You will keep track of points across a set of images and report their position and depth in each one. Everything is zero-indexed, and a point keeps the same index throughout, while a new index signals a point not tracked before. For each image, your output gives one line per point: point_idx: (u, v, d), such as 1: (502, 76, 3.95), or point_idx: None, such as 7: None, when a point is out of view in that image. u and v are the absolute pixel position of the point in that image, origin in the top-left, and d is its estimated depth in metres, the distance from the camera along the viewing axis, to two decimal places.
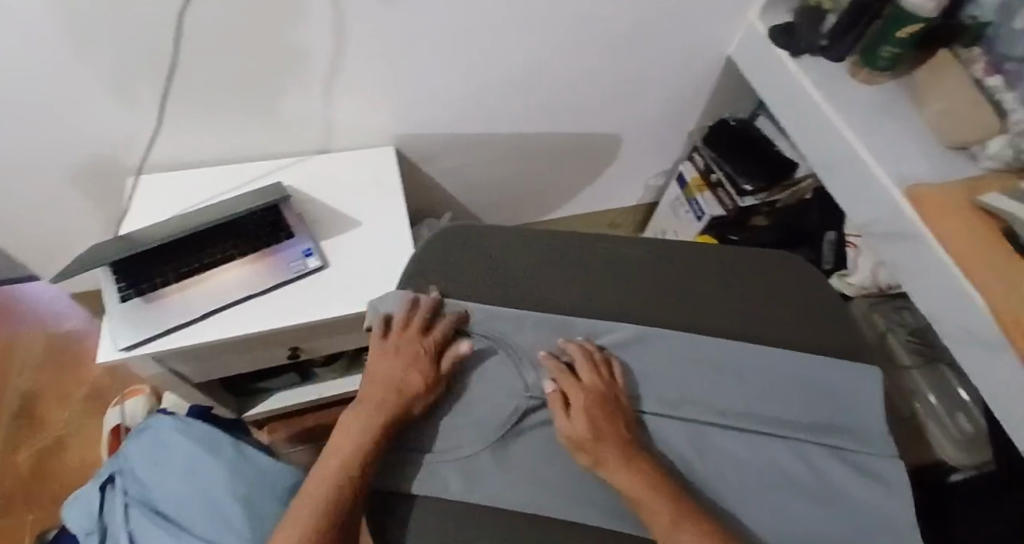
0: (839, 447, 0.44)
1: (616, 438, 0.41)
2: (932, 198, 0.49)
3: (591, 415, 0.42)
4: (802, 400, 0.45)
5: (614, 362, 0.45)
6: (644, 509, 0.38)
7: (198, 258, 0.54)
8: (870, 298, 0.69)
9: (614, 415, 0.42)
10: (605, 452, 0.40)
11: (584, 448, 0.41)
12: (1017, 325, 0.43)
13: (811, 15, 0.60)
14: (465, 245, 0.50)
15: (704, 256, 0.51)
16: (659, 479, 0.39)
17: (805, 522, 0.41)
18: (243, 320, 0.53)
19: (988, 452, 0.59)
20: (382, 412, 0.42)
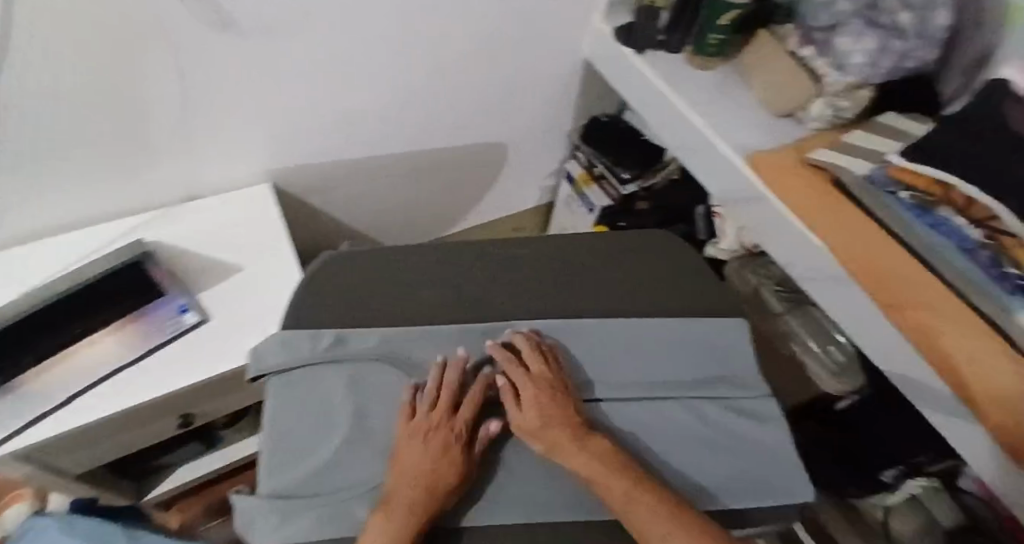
0: (731, 397, 0.42)
1: (565, 418, 0.37)
2: (767, 164, 0.56)
3: (540, 405, 0.38)
4: (688, 358, 0.43)
5: (558, 354, 0.42)
6: (599, 488, 0.35)
7: (57, 334, 0.48)
8: (739, 259, 0.75)
9: (560, 393, 0.39)
10: (554, 433, 0.37)
11: (533, 432, 0.37)
12: (853, 262, 0.50)
13: (647, 14, 0.65)
14: (342, 276, 0.46)
15: (592, 241, 0.50)
16: (614, 454, 0.36)
17: (731, 476, 0.39)
18: (117, 396, 0.47)
19: (862, 377, 0.68)
20: (417, 515, 0.33)
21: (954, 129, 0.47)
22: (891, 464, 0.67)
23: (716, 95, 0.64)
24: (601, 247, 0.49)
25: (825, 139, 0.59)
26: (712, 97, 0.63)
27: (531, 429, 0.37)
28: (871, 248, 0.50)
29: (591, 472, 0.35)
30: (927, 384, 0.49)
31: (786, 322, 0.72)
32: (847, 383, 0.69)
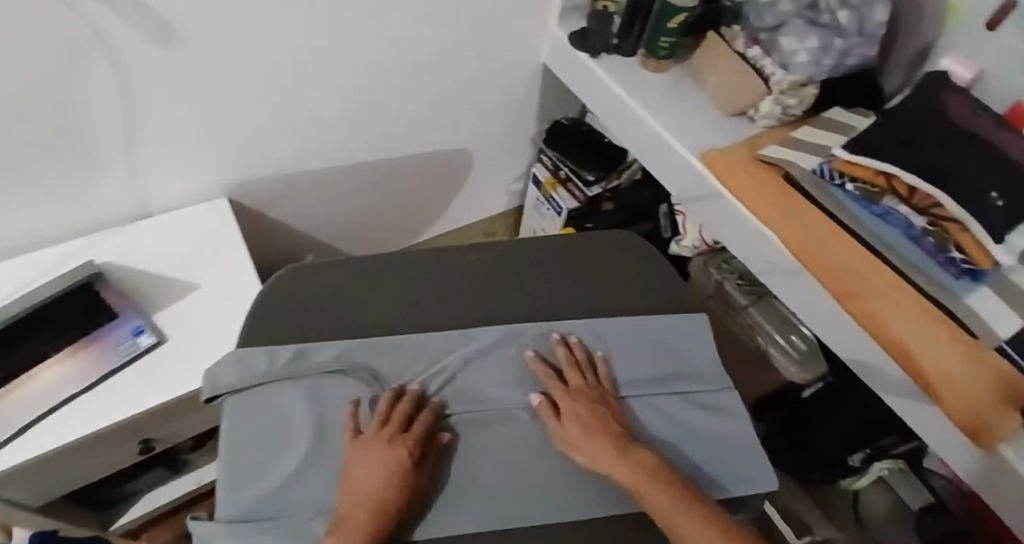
0: (693, 393, 0.69)
1: (606, 430, 0.61)
2: (719, 164, 0.82)
3: (578, 412, 0.62)
4: (663, 359, 0.70)
5: (601, 370, 0.68)
6: (634, 486, 0.57)
7: None
8: (702, 255, 1.05)
9: (600, 408, 0.63)
10: (598, 436, 0.60)
11: (583, 450, 0.60)
12: (805, 258, 0.72)
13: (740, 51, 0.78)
14: (427, 275, 0.74)
15: (609, 248, 0.80)
16: (643, 462, 0.58)
17: (681, 451, 0.64)
18: (302, 281, 0.72)
19: (822, 364, 0.95)
20: (399, 481, 0.56)
21: (933, 249, 0.67)
22: (857, 449, 0.95)
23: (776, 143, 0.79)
24: (612, 265, 0.78)
25: (771, 136, 0.89)
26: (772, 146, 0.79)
27: (572, 446, 0.61)
28: (859, 281, 0.69)
29: (627, 478, 0.57)
30: (884, 370, 0.69)
31: (751, 310, 1.01)
32: (808, 371, 0.97)
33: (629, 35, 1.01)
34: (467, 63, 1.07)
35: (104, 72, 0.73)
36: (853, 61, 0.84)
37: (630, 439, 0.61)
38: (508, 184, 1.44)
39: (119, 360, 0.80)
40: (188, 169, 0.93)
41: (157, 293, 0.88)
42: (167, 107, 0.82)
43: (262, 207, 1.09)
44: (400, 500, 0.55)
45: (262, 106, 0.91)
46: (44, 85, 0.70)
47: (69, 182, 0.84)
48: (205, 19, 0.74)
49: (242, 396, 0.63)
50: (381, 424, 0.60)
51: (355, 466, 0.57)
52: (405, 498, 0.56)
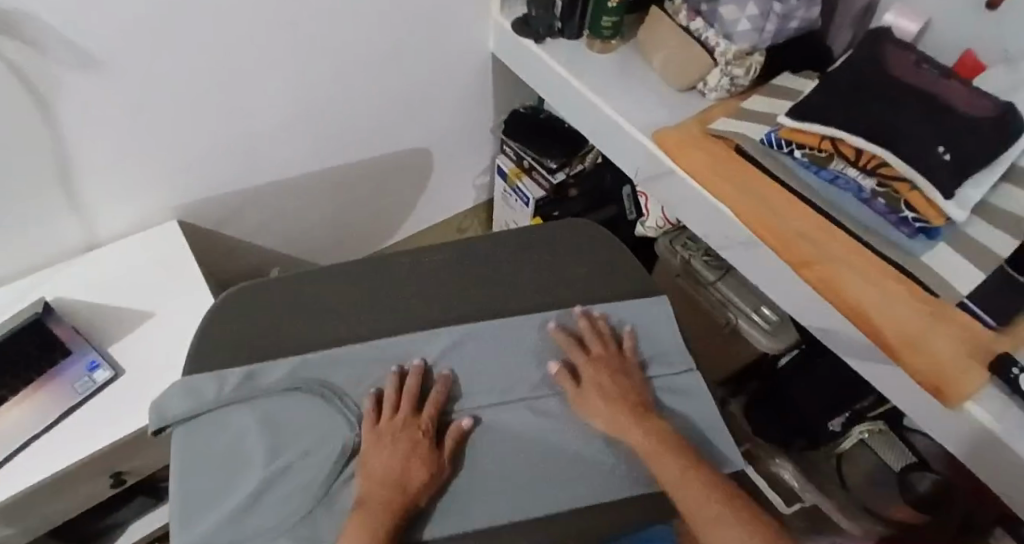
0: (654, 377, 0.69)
1: (626, 400, 0.64)
2: (671, 140, 0.80)
3: (599, 380, 0.65)
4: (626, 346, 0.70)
5: (625, 338, 0.70)
6: (650, 454, 0.60)
7: None
8: (667, 235, 1.04)
9: (620, 381, 0.66)
10: (614, 403, 0.64)
11: (601, 416, 0.63)
12: (761, 230, 0.71)
13: None
14: (384, 280, 0.72)
15: (570, 237, 0.77)
16: (661, 435, 0.61)
17: None
18: (255, 298, 0.69)
19: (794, 332, 0.93)
20: (422, 464, 0.58)
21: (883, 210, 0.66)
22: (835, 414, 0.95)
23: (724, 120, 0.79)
24: (574, 252, 0.76)
25: (725, 105, 0.88)
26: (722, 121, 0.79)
27: (589, 413, 0.64)
28: (814, 248, 0.68)
29: (641, 444, 0.61)
30: (847, 336, 0.68)
31: (720, 286, 1.00)
32: (780, 341, 0.94)
33: (572, 17, 0.98)
34: (411, 59, 1.04)
35: (20, 105, 0.69)
36: (795, 24, 0.82)
37: (647, 411, 0.64)
38: (474, 178, 1.41)
39: (78, 397, 0.77)
40: (132, 196, 0.90)
41: (112, 325, 0.85)
42: (98, 136, 0.79)
43: (217, 226, 1.06)
44: (423, 477, 0.58)
45: (200, 125, 0.88)
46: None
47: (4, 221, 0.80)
48: (120, 40, 0.71)
49: (191, 424, 0.61)
50: (393, 412, 0.62)
51: (371, 451, 0.59)
52: (429, 472, 0.58)
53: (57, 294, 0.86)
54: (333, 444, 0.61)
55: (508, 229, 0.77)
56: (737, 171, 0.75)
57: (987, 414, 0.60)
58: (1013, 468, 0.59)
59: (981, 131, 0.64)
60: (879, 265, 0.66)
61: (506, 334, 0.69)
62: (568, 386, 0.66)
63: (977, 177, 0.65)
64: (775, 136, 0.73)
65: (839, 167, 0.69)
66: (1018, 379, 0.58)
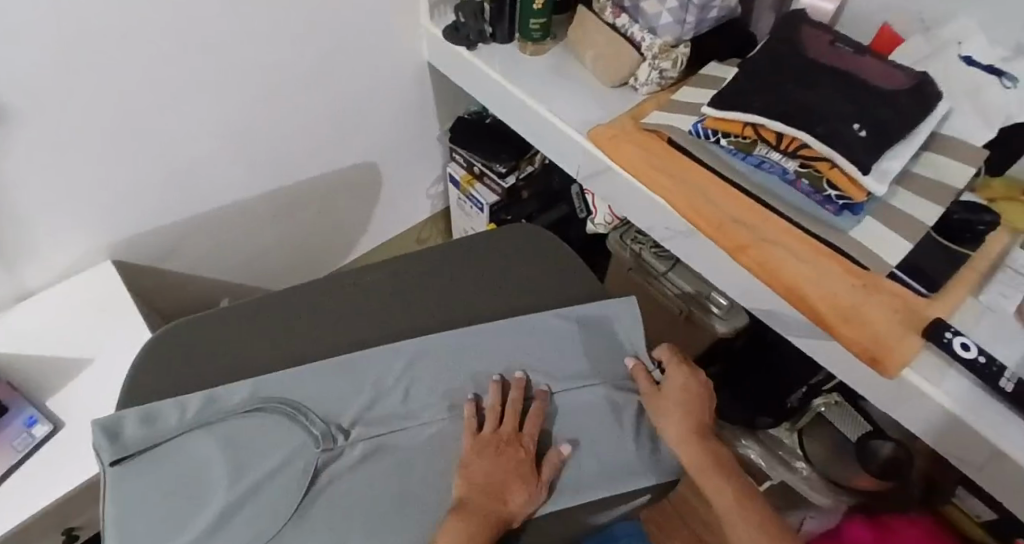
0: (618, 379, 0.67)
1: (696, 413, 0.65)
2: (603, 136, 0.82)
3: (679, 388, 0.66)
4: (585, 348, 0.68)
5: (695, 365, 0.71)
6: (702, 474, 0.62)
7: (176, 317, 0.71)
8: (616, 231, 1.06)
9: (696, 389, 0.67)
10: (682, 407, 0.64)
11: (666, 418, 0.64)
12: (702, 221, 0.72)
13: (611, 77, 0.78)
14: (337, 303, 0.71)
15: (526, 244, 0.78)
16: (719, 459, 0.63)
17: (619, 441, 0.62)
18: (210, 333, 0.68)
19: (743, 314, 0.96)
20: (524, 487, 0.57)
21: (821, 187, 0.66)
22: (798, 388, 0.97)
23: (661, 119, 0.80)
24: (531, 259, 0.77)
25: (659, 98, 0.89)
26: (659, 119, 0.80)
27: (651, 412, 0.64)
28: (752, 233, 0.69)
29: (697, 458, 0.62)
30: (789, 316, 0.69)
31: (671, 275, 1.02)
32: (733, 324, 0.97)
33: (500, 21, 0.99)
34: (344, 77, 1.03)
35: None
36: (714, 13, 0.85)
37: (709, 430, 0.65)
38: (427, 188, 1.40)
39: (17, 455, 0.73)
40: (63, 237, 0.87)
41: (56, 370, 0.82)
42: (15, 176, 0.75)
43: (161, 260, 1.03)
44: (521, 499, 0.57)
45: (125, 154, 0.84)
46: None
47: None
48: (32, 83, 0.69)
49: (142, 455, 0.56)
50: (497, 422, 0.61)
51: (473, 461, 0.58)
52: (528, 495, 0.57)
53: None
54: (298, 461, 0.56)
55: (462, 238, 0.78)
56: (680, 162, 0.76)
57: (926, 381, 0.61)
58: (954, 430, 0.61)
59: (897, 103, 0.66)
60: (807, 241, 0.68)
61: (468, 341, 0.67)
62: (642, 383, 0.66)
63: (895, 149, 0.66)
64: (702, 126, 0.73)
65: (762, 151, 0.70)
66: (952, 343, 0.61)
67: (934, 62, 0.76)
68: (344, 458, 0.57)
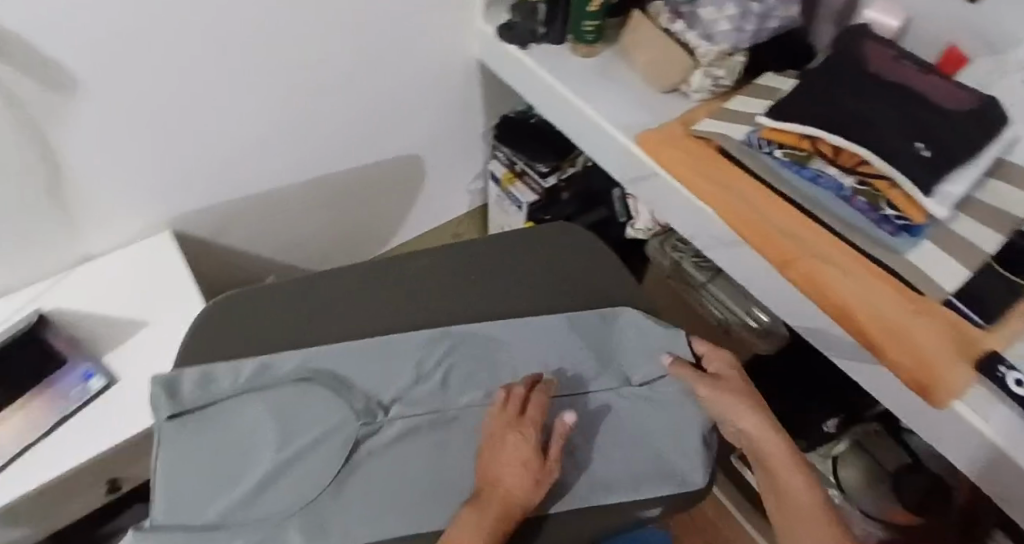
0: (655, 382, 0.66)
1: (755, 398, 0.60)
2: (651, 140, 0.81)
3: (733, 379, 0.62)
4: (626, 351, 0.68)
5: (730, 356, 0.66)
6: (779, 461, 0.57)
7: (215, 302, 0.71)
8: (657, 238, 1.06)
9: (745, 381, 0.62)
10: (747, 395, 0.61)
11: (727, 403, 0.60)
12: (751, 232, 0.71)
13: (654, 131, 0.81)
14: (382, 287, 0.72)
15: (575, 243, 0.78)
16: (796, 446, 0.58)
17: (657, 444, 0.62)
18: (260, 309, 0.69)
19: (783, 330, 0.99)
20: (529, 473, 0.53)
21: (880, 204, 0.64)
22: (834, 414, 0.94)
23: (712, 125, 0.79)
24: (576, 258, 0.76)
25: (710, 105, 0.88)
26: (711, 125, 0.79)
27: (711, 398, 0.61)
28: (804, 247, 0.68)
29: (770, 440, 0.57)
30: (835, 334, 0.68)
31: (710, 287, 1.02)
32: (772, 340, 1.00)
33: (554, 23, 0.99)
34: (396, 69, 1.04)
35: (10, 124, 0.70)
36: (774, 23, 0.82)
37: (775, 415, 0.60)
38: (467, 184, 1.41)
39: (72, 406, 0.76)
40: (125, 208, 0.90)
41: (110, 332, 0.85)
42: (85, 146, 0.78)
43: (213, 236, 1.06)
44: (524, 485, 0.52)
45: (187, 131, 0.87)
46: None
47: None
48: (110, 59, 0.72)
49: (197, 414, 0.58)
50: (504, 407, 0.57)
51: (489, 449, 0.55)
52: (533, 483, 0.52)
53: (51, 308, 0.85)
54: (341, 435, 0.57)
55: (512, 232, 0.78)
56: (735, 170, 0.75)
57: (973, 411, 0.59)
58: (999, 465, 0.59)
59: (962, 126, 0.64)
60: (860, 258, 0.67)
61: (512, 333, 0.67)
62: (690, 375, 0.63)
63: (959, 172, 0.63)
64: (757, 136, 0.72)
65: (820, 165, 0.68)
66: (1006, 378, 0.58)
67: (1003, 85, 0.73)
68: (380, 435, 0.58)
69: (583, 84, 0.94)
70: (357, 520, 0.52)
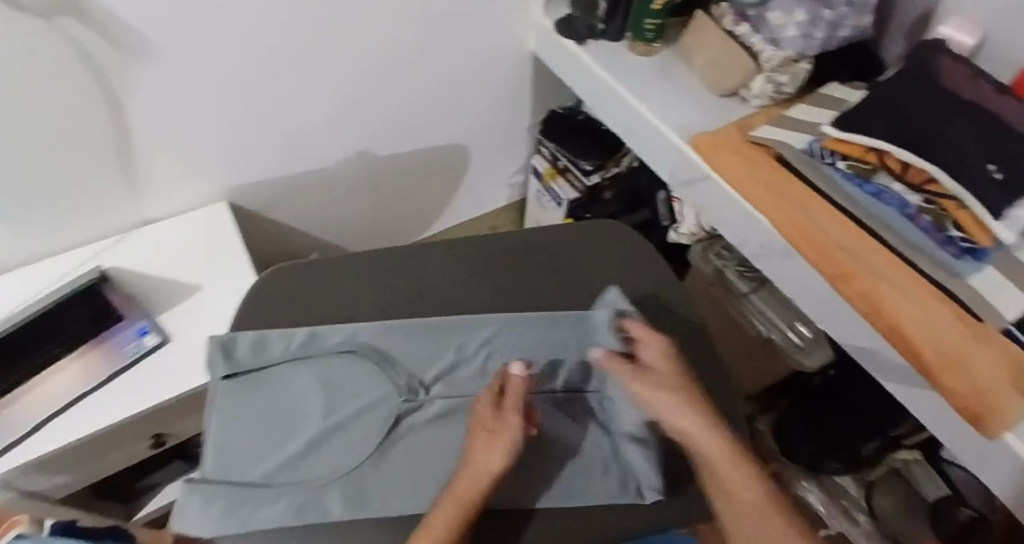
0: None
1: (684, 396, 0.56)
2: (706, 142, 0.80)
3: (661, 375, 0.57)
4: None
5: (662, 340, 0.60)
6: (716, 467, 0.54)
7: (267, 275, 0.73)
8: (701, 245, 1.04)
9: (677, 376, 0.57)
10: (676, 390, 0.56)
11: (660, 406, 0.55)
12: (806, 244, 0.70)
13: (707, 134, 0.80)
14: (430, 269, 0.72)
15: (624, 240, 0.77)
16: (734, 450, 0.54)
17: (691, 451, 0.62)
18: (311, 281, 0.71)
19: (828, 348, 0.94)
20: (490, 439, 0.53)
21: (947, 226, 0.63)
22: (873, 440, 0.93)
23: (771, 132, 0.78)
24: (624, 256, 0.76)
25: (770, 112, 0.86)
26: (770, 132, 0.78)
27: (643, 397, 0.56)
28: (858, 262, 0.67)
29: (709, 447, 0.54)
30: (887, 355, 0.67)
31: (752, 298, 0.99)
32: (815, 358, 0.96)
33: (614, 19, 0.97)
34: (452, 57, 1.04)
35: (87, 86, 0.72)
36: (845, 33, 0.79)
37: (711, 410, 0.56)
38: (508, 177, 1.41)
39: (125, 361, 0.78)
40: (185, 177, 0.92)
41: (162, 293, 0.87)
42: (155, 114, 0.80)
43: (264, 210, 1.08)
44: (488, 452, 0.53)
45: (248, 106, 0.88)
46: (20, 104, 0.69)
47: (59, 197, 0.82)
48: (184, 30, 0.73)
49: (248, 375, 0.61)
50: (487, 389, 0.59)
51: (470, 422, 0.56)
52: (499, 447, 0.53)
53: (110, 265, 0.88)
54: (383, 410, 0.59)
55: (562, 224, 0.78)
56: (792, 179, 0.74)
57: None
58: None
59: None
60: (916, 277, 0.65)
61: (559, 324, 0.66)
62: (623, 371, 0.57)
63: None
64: (818, 146, 0.71)
65: (884, 180, 0.67)
66: None
67: None
68: (423, 413, 0.59)
69: (639, 83, 0.93)
70: (394, 492, 0.55)
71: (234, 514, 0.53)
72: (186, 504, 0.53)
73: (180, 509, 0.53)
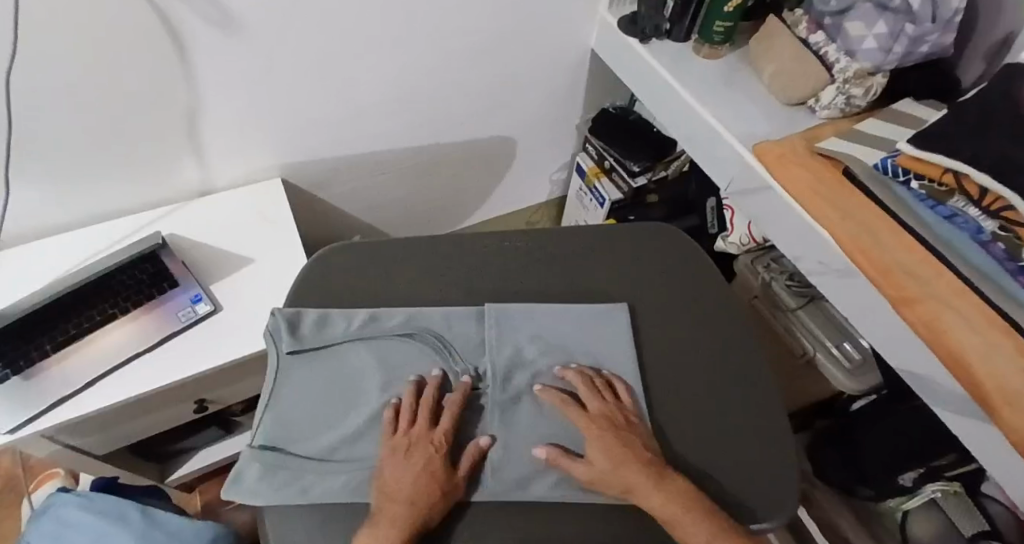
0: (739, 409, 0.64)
1: (632, 456, 0.56)
2: (766, 152, 0.78)
3: (606, 438, 0.58)
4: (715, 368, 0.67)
5: (614, 382, 0.64)
6: (681, 520, 0.53)
7: (310, 259, 0.72)
8: (749, 256, 1.06)
9: (622, 434, 0.58)
10: (612, 447, 0.57)
11: (607, 472, 0.56)
12: (864, 257, 0.68)
13: (765, 149, 0.79)
14: (480, 260, 0.73)
15: (684, 245, 0.76)
16: (690, 497, 0.54)
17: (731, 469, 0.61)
18: (365, 265, 0.71)
19: (874, 373, 0.92)
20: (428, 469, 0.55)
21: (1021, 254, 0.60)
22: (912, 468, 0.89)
23: (841, 141, 0.77)
24: (679, 261, 0.75)
25: (839, 123, 0.84)
26: (839, 141, 0.77)
27: (586, 471, 0.56)
28: (918, 285, 0.65)
29: (664, 505, 0.53)
30: (943, 383, 0.65)
31: (801, 314, 1.00)
32: (861, 382, 0.93)
33: (681, 19, 0.95)
34: (512, 50, 1.03)
35: (162, 56, 0.73)
36: (926, 49, 0.76)
37: (663, 464, 0.57)
38: (552, 172, 1.40)
39: (178, 326, 0.80)
40: (247, 152, 0.93)
41: (215, 263, 0.88)
42: (222, 87, 0.81)
43: (314, 190, 1.09)
44: (428, 493, 0.54)
45: (308, 87, 0.89)
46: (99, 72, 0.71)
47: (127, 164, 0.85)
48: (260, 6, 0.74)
49: (313, 351, 0.63)
50: (410, 423, 0.58)
51: (391, 465, 0.56)
52: (437, 486, 0.54)
53: (170, 232, 0.90)
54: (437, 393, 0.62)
55: (617, 226, 0.77)
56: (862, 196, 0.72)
57: None
58: None
59: None
60: (986, 313, 0.62)
61: (601, 323, 0.68)
62: (567, 462, 0.57)
63: None
64: (892, 162, 0.69)
65: (958, 203, 0.65)
66: None
67: None
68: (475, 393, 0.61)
69: (701, 87, 0.91)
70: None
71: (294, 483, 0.55)
72: (248, 471, 0.56)
73: (241, 474, 0.56)
